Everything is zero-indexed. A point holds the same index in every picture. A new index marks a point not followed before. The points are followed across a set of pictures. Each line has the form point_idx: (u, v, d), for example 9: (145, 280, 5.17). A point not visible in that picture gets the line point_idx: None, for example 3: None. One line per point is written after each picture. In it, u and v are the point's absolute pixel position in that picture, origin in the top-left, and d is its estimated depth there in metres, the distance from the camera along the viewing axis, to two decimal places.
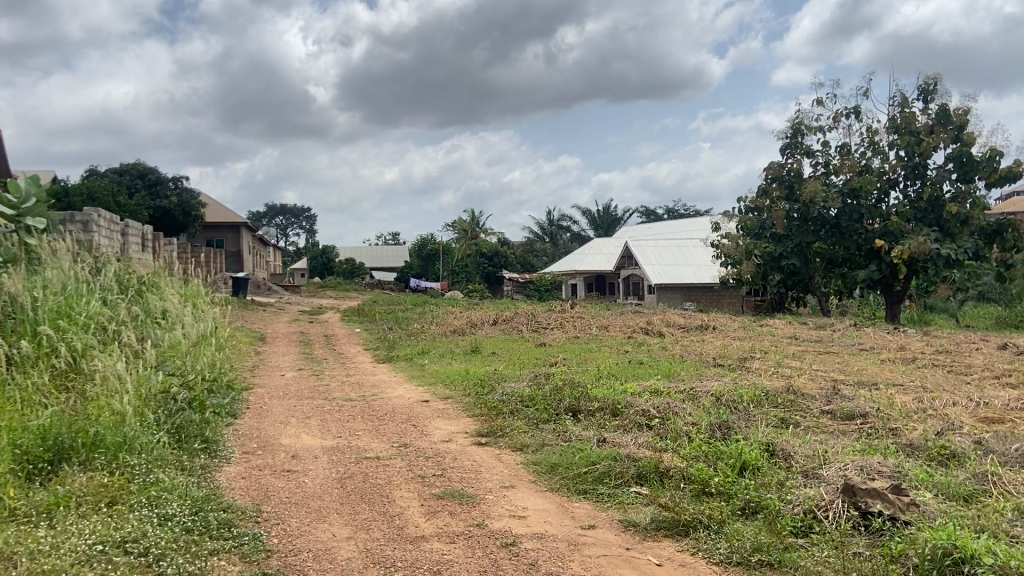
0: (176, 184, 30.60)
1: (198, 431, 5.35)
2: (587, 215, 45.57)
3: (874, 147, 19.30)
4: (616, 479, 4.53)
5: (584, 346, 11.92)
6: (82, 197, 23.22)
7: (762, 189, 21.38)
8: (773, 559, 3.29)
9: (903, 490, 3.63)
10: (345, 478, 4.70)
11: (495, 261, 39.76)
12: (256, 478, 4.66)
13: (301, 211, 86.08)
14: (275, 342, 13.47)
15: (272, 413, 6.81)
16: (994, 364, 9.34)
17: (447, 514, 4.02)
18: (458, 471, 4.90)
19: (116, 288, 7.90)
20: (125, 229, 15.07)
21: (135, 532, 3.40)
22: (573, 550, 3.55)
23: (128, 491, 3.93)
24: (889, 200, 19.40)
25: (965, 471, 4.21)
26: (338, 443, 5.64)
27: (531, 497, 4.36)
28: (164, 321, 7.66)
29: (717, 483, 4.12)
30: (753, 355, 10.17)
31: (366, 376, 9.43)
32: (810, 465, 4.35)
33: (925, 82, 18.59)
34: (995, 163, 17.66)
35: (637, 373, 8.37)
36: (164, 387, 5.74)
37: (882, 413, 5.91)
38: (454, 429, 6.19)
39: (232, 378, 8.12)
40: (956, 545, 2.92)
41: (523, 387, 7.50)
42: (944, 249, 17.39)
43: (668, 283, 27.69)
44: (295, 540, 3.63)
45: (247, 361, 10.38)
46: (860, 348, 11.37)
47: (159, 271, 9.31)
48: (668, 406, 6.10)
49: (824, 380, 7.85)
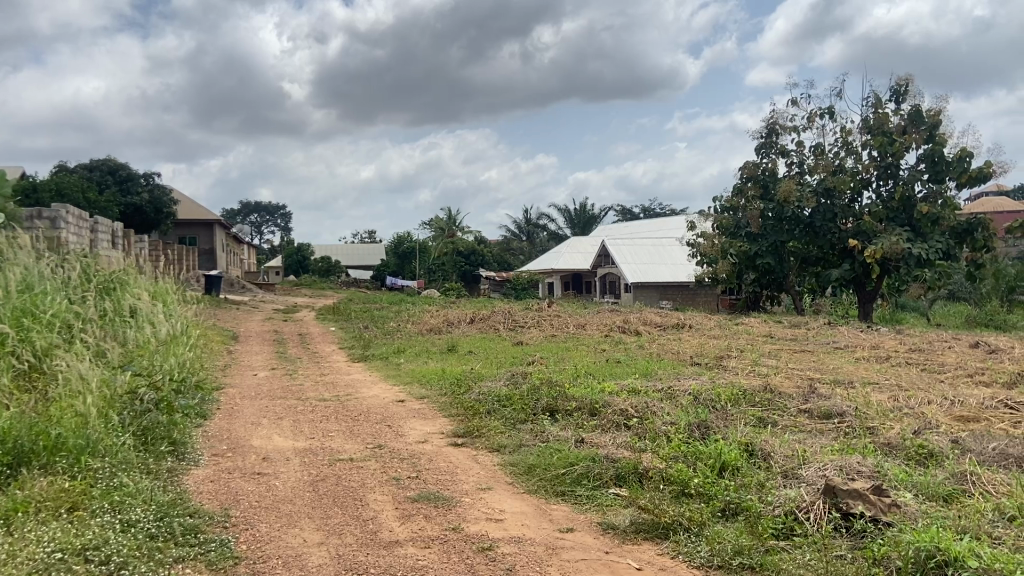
0: (148, 181, 30.08)
1: (166, 432, 5.20)
2: (564, 214, 45.59)
3: (848, 147, 19.46)
4: (595, 480, 4.46)
5: (561, 345, 11.83)
6: (51, 192, 22.74)
7: (738, 189, 21.48)
8: (755, 563, 3.24)
9: (884, 491, 3.60)
10: (317, 481, 4.59)
11: (472, 260, 39.40)
12: (225, 482, 4.52)
13: (276, 210, 85.26)
14: (247, 341, 13.23)
15: (243, 413, 6.66)
16: (967, 363, 9.42)
17: (422, 518, 3.92)
18: (434, 472, 4.81)
19: (83, 286, 7.68)
20: (94, 226, 14.74)
21: (96, 539, 3.25)
22: (551, 554, 3.47)
23: (90, 496, 3.78)
24: (862, 200, 19.57)
25: (944, 471, 4.21)
26: (311, 445, 5.52)
27: (508, 499, 4.28)
28: (132, 321, 7.45)
29: (697, 484, 4.06)
30: (730, 354, 10.14)
31: (340, 376, 9.26)
32: (790, 465, 4.31)
33: (897, 83, 18.77)
34: (966, 163, 17.87)
35: (615, 373, 8.32)
36: (131, 388, 5.57)
37: (860, 413, 5.90)
38: (430, 429, 6.09)
39: (202, 378, 7.92)
40: (940, 548, 2.90)
41: (500, 386, 7.40)
42: (916, 249, 17.62)
43: (644, 282, 27.76)
44: (264, 546, 3.51)
45: (219, 361, 10.18)
46: (835, 346, 11.44)
47: (127, 269, 9.07)
48: (646, 405, 6.04)
49: (801, 379, 7.85)
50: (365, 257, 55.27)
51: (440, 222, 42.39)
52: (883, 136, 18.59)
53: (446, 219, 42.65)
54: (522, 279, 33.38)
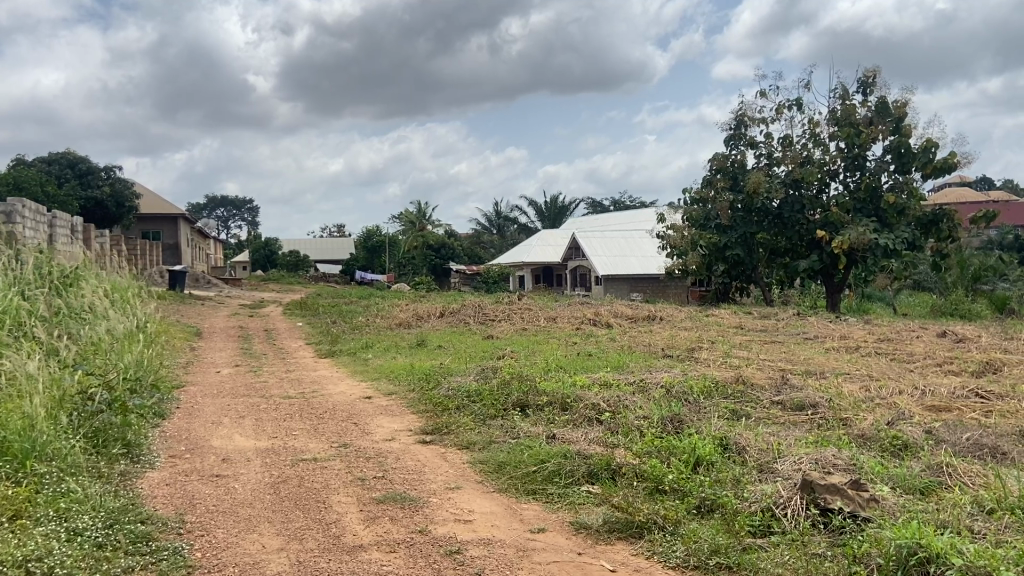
0: (109, 174, 29.34)
1: (119, 434, 4.93)
2: (535, 206, 45.52)
3: (815, 138, 19.59)
4: (568, 477, 4.34)
5: (533, 338, 11.74)
6: (8, 186, 22.09)
7: (707, 180, 21.42)
8: (732, 562, 3.14)
9: (862, 485, 3.54)
10: (279, 483, 4.39)
11: (442, 253, 38.79)
12: (181, 486, 4.31)
13: (244, 203, 84.13)
14: (212, 337, 12.92)
15: (203, 413, 6.41)
16: (935, 352, 9.52)
17: (388, 521, 3.76)
18: (401, 472, 4.65)
19: (38, 283, 7.36)
20: (53, 221, 14.26)
21: (38, 550, 3.00)
22: (522, 556, 3.34)
23: (35, 503, 3.52)
24: (830, 191, 19.73)
25: (920, 463, 4.18)
26: (273, 445, 5.33)
27: (479, 498, 4.14)
28: (87, 317, 7.15)
29: (672, 480, 3.97)
30: (702, 346, 10.10)
31: (306, 372, 9.04)
32: (765, 459, 4.25)
33: (863, 75, 18.90)
34: (930, 154, 18.10)
35: (586, 365, 8.24)
36: (83, 388, 5.28)
37: (833, 404, 5.85)
38: (398, 427, 5.91)
39: (162, 377, 7.62)
40: (921, 544, 2.84)
41: (469, 381, 7.25)
42: (882, 240, 17.79)
43: (614, 274, 27.77)
44: (220, 554, 3.32)
45: (181, 358, 9.92)
46: (805, 336, 11.53)
47: (84, 263, 8.75)
48: (619, 399, 5.95)
49: (772, 370, 7.84)
50: (335, 251, 54.70)
51: (410, 215, 41.95)
52: (850, 128, 18.73)
53: (416, 213, 42.26)
54: (494, 273, 33.28)
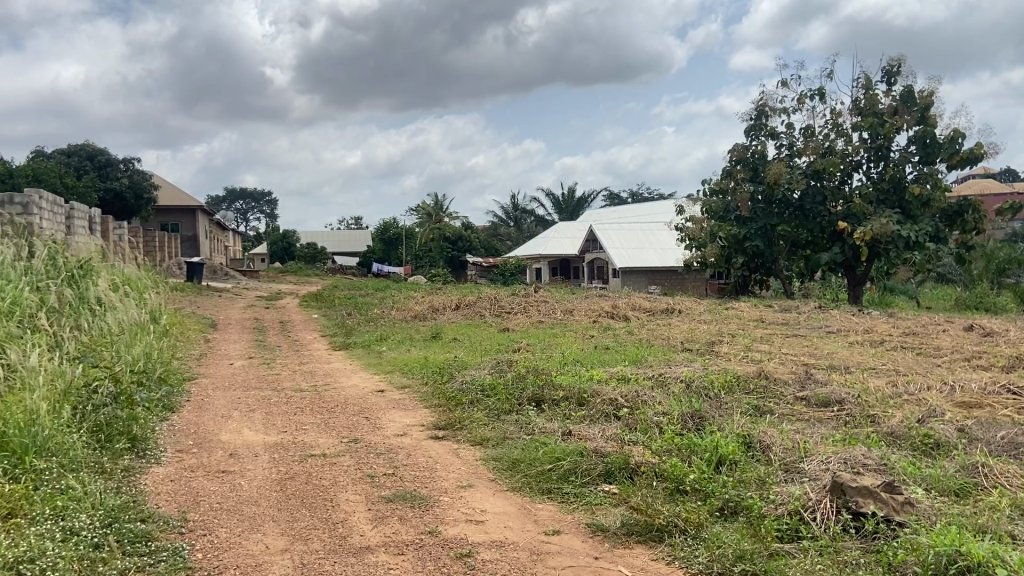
0: (128, 166, 29.43)
1: (126, 428, 4.81)
2: (552, 198, 45.20)
3: (838, 128, 19.20)
4: (583, 476, 4.18)
5: (549, 331, 11.60)
6: (27, 178, 22.17)
7: (726, 171, 21.08)
8: (758, 569, 2.95)
9: (896, 488, 3.33)
10: (286, 479, 4.27)
11: (459, 246, 39.32)
12: (186, 482, 4.19)
13: (261, 195, 84.95)
14: (226, 329, 12.88)
15: (214, 405, 6.34)
16: (964, 346, 9.24)
17: (397, 521, 3.62)
18: (413, 468, 4.51)
19: (48, 274, 7.28)
20: (70, 212, 14.29)
21: (31, 552, 2.86)
22: (536, 561, 3.18)
23: (32, 501, 3.39)
24: (852, 182, 19.37)
25: (954, 463, 3.98)
26: (282, 440, 5.18)
27: (491, 498, 3.99)
28: (96, 309, 7.06)
29: (693, 480, 3.80)
30: (721, 339, 9.91)
31: (320, 365, 8.92)
32: (791, 459, 4.05)
33: (889, 64, 18.48)
34: (957, 145, 17.69)
35: (604, 359, 8.05)
36: (88, 381, 5.19)
37: (860, 400, 5.63)
38: (409, 421, 5.79)
39: (173, 368, 7.59)
40: (962, 553, 2.68)
41: (484, 375, 7.12)
42: (905, 231, 17.41)
43: (633, 266, 27.59)
44: (222, 555, 3.20)
45: (194, 349, 9.87)
46: (827, 330, 11.25)
47: (99, 254, 8.70)
48: (636, 394, 5.75)
49: (796, 365, 7.62)
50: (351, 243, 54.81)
51: (427, 207, 42.02)
52: (873, 118, 18.33)
53: (433, 205, 42.29)
54: (510, 266, 33.05)
